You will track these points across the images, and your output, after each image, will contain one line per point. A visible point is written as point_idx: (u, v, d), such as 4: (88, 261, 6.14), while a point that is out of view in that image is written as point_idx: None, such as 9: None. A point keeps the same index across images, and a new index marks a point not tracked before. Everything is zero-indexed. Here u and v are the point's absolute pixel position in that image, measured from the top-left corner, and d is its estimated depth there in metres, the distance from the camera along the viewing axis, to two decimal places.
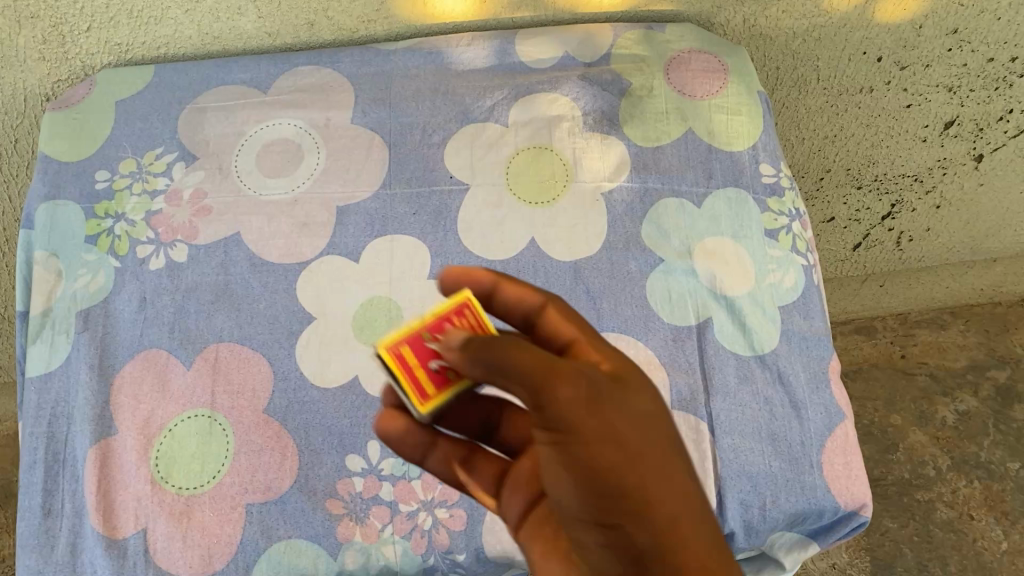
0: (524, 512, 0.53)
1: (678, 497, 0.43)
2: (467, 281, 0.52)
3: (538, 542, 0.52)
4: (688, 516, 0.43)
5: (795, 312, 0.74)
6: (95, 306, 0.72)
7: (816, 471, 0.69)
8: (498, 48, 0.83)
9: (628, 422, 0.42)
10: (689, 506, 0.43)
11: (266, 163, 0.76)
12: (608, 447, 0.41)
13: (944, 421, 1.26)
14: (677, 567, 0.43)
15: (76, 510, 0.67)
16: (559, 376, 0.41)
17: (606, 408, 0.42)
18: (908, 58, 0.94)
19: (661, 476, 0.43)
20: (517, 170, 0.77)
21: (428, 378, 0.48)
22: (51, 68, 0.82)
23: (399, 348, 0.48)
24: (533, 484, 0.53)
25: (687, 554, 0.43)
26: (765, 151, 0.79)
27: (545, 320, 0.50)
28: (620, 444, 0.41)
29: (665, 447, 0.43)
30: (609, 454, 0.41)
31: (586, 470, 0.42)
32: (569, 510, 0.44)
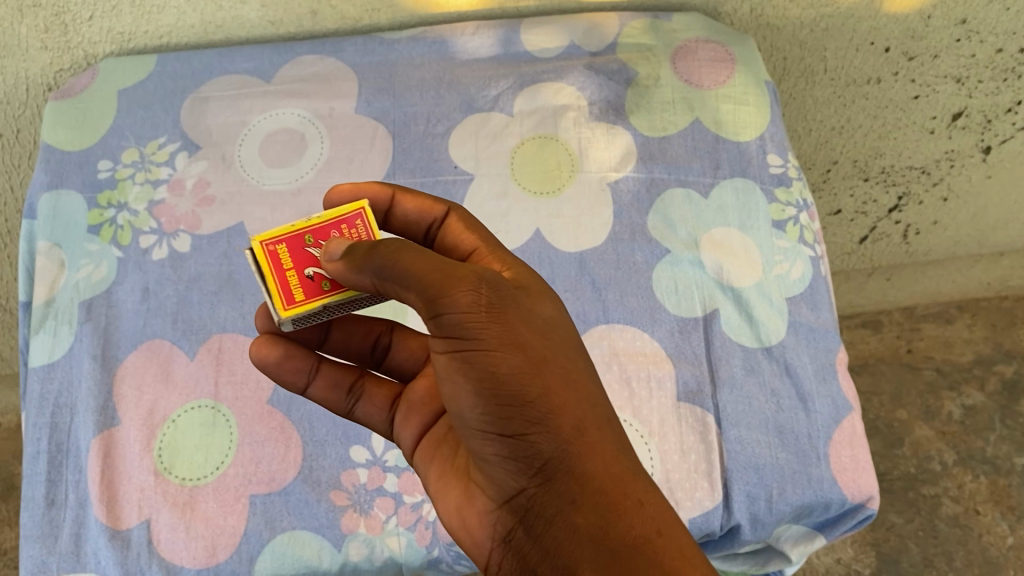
0: (419, 435, 0.58)
1: (581, 399, 0.49)
2: (358, 194, 0.58)
3: (435, 465, 0.56)
4: (591, 419, 0.49)
5: (802, 304, 0.73)
6: (98, 297, 0.71)
7: (823, 463, 0.68)
8: (503, 37, 0.82)
9: (527, 327, 0.49)
10: (592, 410, 0.49)
11: (270, 154, 0.76)
12: (508, 349, 0.47)
13: (950, 416, 1.25)
14: (580, 470, 0.48)
15: (79, 501, 0.66)
16: (454, 284, 0.46)
17: (508, 313, 0.48)
18: (917, 49, 0.93)
19: (563, 381, 0.49)
20: (521, 160, 0.76)
21: (289, 276, 0.52)
22: (53, 58, 0.81)
23: (276, 246, 0.52)
24: (429, 406, 0.58)
25: (592, 452, 0.48)
26: (772, 141, 0.79)
27: (449, 228, 0.58)
28: (515, 346, 0.47)
29: (564, 352, 0.50)
30: (507, 355, 0.47)
31: (489, 374, 0.47)
32: (469, 418, 0.48)
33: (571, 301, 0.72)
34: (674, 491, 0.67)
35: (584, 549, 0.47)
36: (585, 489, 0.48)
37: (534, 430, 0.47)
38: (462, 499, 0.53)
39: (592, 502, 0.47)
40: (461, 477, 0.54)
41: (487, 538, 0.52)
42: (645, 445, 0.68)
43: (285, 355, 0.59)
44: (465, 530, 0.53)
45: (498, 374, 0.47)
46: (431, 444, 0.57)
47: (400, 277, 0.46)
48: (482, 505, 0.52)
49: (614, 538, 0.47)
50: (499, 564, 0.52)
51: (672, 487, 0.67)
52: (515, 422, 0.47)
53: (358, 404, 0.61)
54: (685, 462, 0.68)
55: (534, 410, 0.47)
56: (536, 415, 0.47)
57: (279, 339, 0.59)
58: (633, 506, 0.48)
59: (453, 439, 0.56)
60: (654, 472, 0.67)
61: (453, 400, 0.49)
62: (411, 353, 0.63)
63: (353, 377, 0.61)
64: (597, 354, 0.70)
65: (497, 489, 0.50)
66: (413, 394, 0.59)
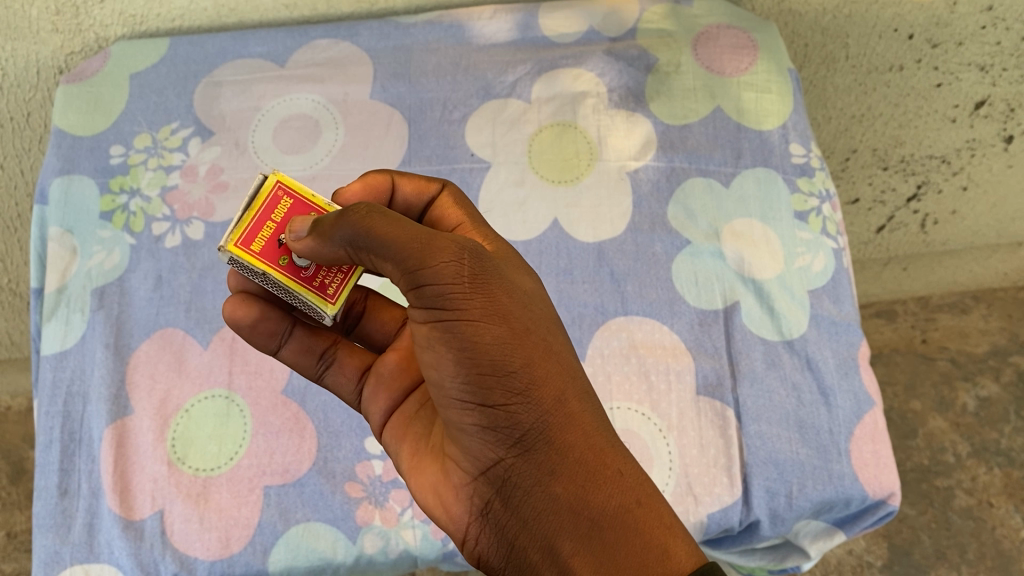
0: (389, 411, 0.57)
1: (562, 370, 0.49)
2: (369, 193, 0.57)
3: (408, 443, 0.55)
4: (572, 391, 0.49)
5: (825, 296, 0.72)
6: (110, 284, 0.70)
7: (844, 459, 0.67)
8: (521, 21, 0.80)
9: (509, 297, 0.47)
10: (573, 382, 0.49)
11: (284, 139, 0.75)
12: (490, 319, 0.46)
13: (964, 407, 1.24)
14: (562, 441, 0.48)
15: (92, 490, 0.65)
16: (436, 253, 0.45)
17: (490, 282, 0.47)
18: (941, 36, 0.91)
19: (546, 352, 0.48)
20: (540, 148, 0.75)
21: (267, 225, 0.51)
22: (64, 40, 0.80)
23: (284, 195, 0.52)
24: (399, 382, 0.57)
25: (574, 423, 0.48)
26: (795, 130, 0.77)
27: (439, 204, 0.57)
28: (497, 315, 0.46)
29: (545, 325, 0.49)
30: (490, 325, 0.46)
31: (471, 343, 0.46)
32: (449, 389, 0.47)
33: (589, 292, 0.71)
34: (693, 486, 0.66)
35: (564, 519, 0.47)
36: (566, 460, 0.48)
37: (515, 401, 0.46)
38: (437, 474, 0.52)
39: (574, 472, 0.48)
40: (435, 453, 0.53)
41: (464, 513, 0.50)
42: (664, 440, 0.67)
43: (259, 316, 0.57)
44: (440, 507, 0.51)
45: (481, 345, 0.46)
46: (402, 421, 0.56)
47: (377, 246, 0.45)
48: (457, 479, 0.50)
49: (594, 508, 0.47)
50: (476, 539, 0.50)
51: (691, 482, 0.66)
52: (496, 393, 0.46)
53: (328, 371, 0.59)
54: (704, 457, 0.67)
55: (516, 380, 0.46)
56: (519, 386, 0.46)
57: (251, 297, 0.57)
58: (613, 478, 0.48)
59: (425, 417, 0.55)
60: (673, 467, 0.66)
61: (432, 370, 0.47)
62: (385, 324, 0.61)
63: (327, 344, 0.59)
64: (616, 346, 0.69)
65: (474, 462, 0.49)
66: (383, 367, 0.58)
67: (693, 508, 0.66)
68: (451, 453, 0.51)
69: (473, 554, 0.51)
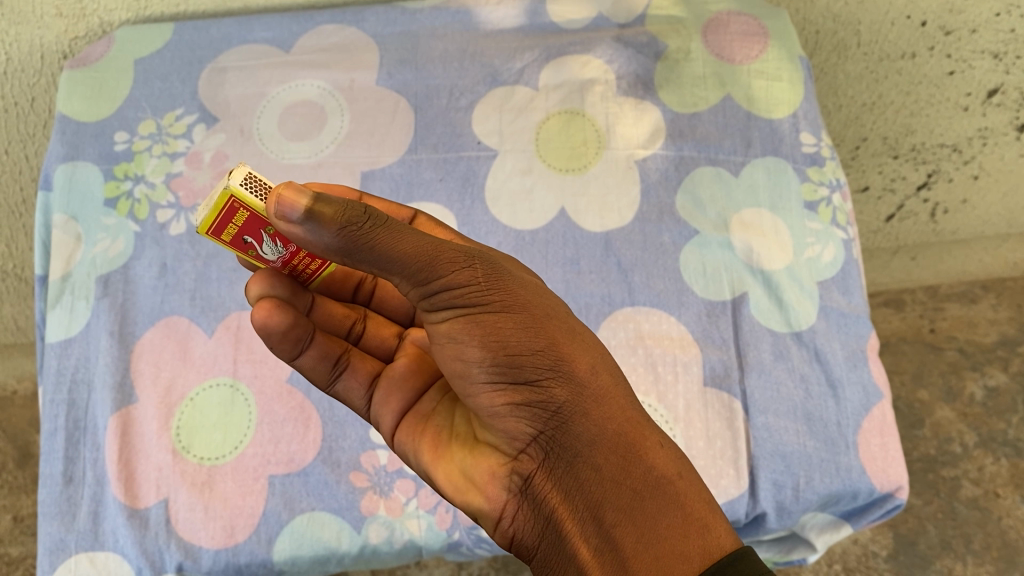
0: (400, 414, 0.56)
1: (588, 350, 0.49)
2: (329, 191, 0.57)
3: (426, 439, 0.54)
4: (603, 368, 0.49)
5: (834, 288, 0.71)
6: (115, 272, 0.70)
7: (852, 452, 0.67)
8: (529, 7, 0.79)
9: (522, 288, 0.48)
10: (603, 361, 0.50)
11: (289, 127, 0.74)
12: (511, 305, 0.47)
13: (972, 397, 1.23)
14: (598, 418, 0.47)
15: (97, 479, 0.66)
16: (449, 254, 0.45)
17: (503, 274, 0.47)
18: (954, 23, 0.91)
19: (572, 335, 0.49)
20: (547, 136, 0.74)
21: (231, 220, 0.46)
22: (68, 25, 0.80)
23: None
24: (409, 382, 0.57)
25: (608, 398, 0.48)
26: (806, 119, 0.76)
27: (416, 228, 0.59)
28: (517, 303, 0.47)
29: (564, 310, 0.50)
30: (513, 310, 0.47)
31: (497, 330, 0.46)
32: (478, 376, 0.47)
33: (595, 283, 0.71)
34: None
35: (606, 489, 0.47)
36: (604, 434, 0.47)
37: (547, 378, 0.47)
38: (468, 458, 0.52)
39: (610, 445, 0.47)
40: (463, 441, 0.53)
41: (501, 491, 0.50)
42: (670, 432, 0.66)
43: (290, 326, 0.52)
44: (472, 489, 0.51)
45: (508, 332, 0.46)
46: (418, 419, 0.55)
47: (382, 259, 0.43)
48: (492, 460, 0.51)
49: (635, 479, 0.47)
50: (514, 517, 0.50)
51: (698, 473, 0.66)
52: (527, 372, 0.47)
53: (340, 378, 0.57)
54: (710, 449, 0.66)
55: (546, 359, 0.47)
56: (547, 364, 0.47)
57: (282, 302, 0.52)
58: (650, 448, 0.48)
59: (444, 410, 0.55)
60: None
61: (455, 362, 0.48)
62: (385, 340, 0.61)
63: (341, 350, 0.57)
64: (622, 337, 0.69)
65: (509, 442, 0.49)
66: (396, 369, 0.57)
67: None
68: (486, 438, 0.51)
69: (508, 536, 0.51)
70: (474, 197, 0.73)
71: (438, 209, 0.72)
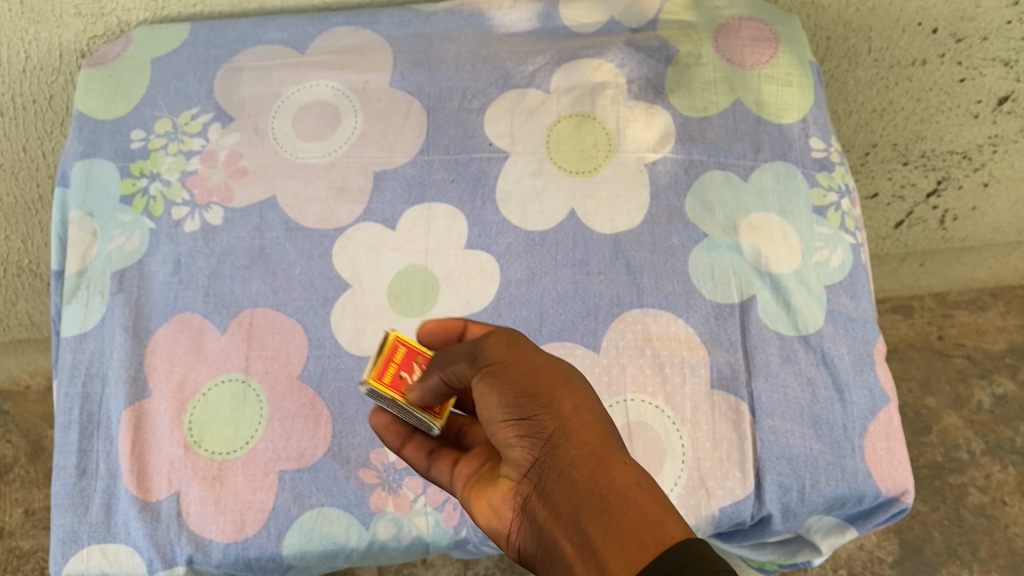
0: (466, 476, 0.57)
1: (585, 397, 0.49)
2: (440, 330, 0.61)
3: (471, 485, 0.56)
4: (595, 409, 0.48)
5: (842, 292, 0.72)
6: (129, 268, 0.71)
7: (858, 455, 0.68)
8: (542, 11, 0.80)
9: (538, 352, 0.51)
10: (596, 405, 0.49)
11: (304, 126, 0.75)
12: (518, 359, 0.50)
13: (980, 405, 1.23)
14: (580, 441, 0.46)
15: (110, 472, 0.66)
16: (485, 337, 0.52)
17: (522, 345, 0.51)
18: (965, 30, 0.91)
19: (571, 383, 0.49)
20: (559, 138, 0.75)
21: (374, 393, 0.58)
22: (87, 24, 0.82)
23: (400, 343, 0.58)
24: (480, 453, 0.57)
25: (591, 428, 0.47)
26: (816, 124, 0.77)
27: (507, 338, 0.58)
28: (529, 361, 0.50)
29: (578, 373, 0.51)
30: (522, 365, 0.49)
31: (505, 379, 0.49)
32: (493, 417, 0.49)
33: (604, 284, 0.71)
34: (705, 480, 0.66)
35: (581, 500, 0.44)
36: (582, 453, 0.45)
37: (541, 412, 0.48)
38: (493, 491, 0.53)
39: (581, 460, 0.45)
40: (493, 480, 0.54)
41: (510, 514, 0.51)
42: (677, 433, 0.67)
43: (389, 421, 0.61)
44: (496, 516, 0.52)
45: (513, 379, 0.49)
46: (471, 477, 0.56)
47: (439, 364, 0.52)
48: (507, 492, 0.51)
49: (606, 489, 0.43)
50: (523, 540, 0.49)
51: (704, 475, 0.66)
52: (527, 410, 0.48)
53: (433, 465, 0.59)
54: (716, 450, 0.67)
55: (541, 398, 0.48)
56: (543, 402, 0.48)
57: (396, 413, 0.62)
58: (613, 464, 0.45)
59: (489, 464, 0.56)
60: (686, 461, 0.67)
61: (480, 413, 0.51)
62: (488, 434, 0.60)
63: (439, 442, 0.60)
64: (631, 338, 0.69)
65: (517, 472, 0.50)
66: (475, 449, 0.58)
67: (704, 501, 0.66)
68: (505, 475, 0.52)
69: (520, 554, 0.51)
70: (485, 198, 0.73)
71: (449, 210, 0.73)
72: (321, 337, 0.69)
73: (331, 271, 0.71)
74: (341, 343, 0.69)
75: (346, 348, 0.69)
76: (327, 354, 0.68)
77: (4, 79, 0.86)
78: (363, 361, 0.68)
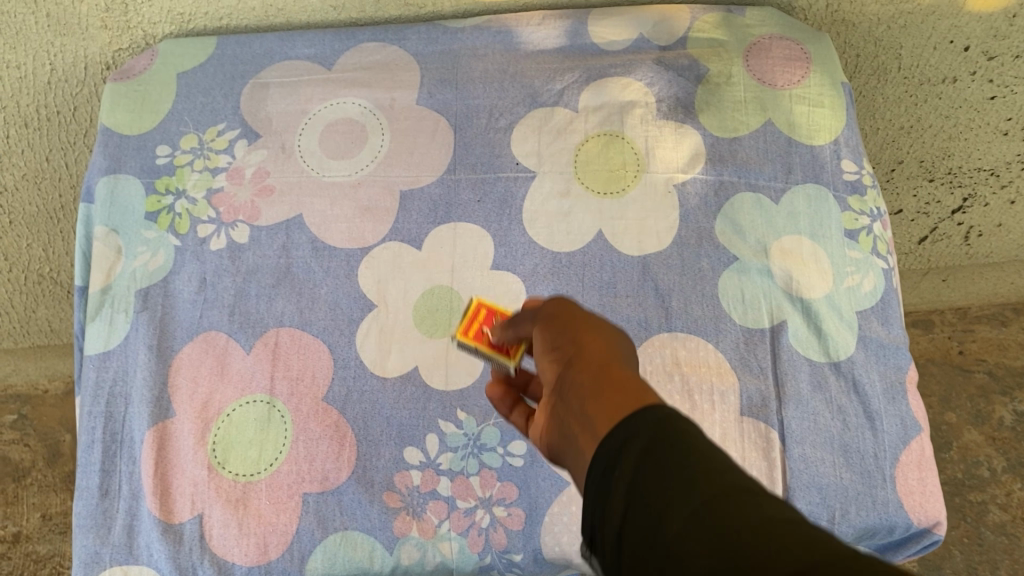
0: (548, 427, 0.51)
1: (615, 331, 0.48)
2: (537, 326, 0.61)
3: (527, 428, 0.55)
4: (619, 337, 0.47)
5: (873, 318, 0.71)
6: (154, 286, 0.71)
7: (889, 485, 0.67)
8: (570, 28, 0.80)
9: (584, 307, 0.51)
10: (622, 336, 0.48)
11: (330, 144, 0.74)
12: (558, 309, 0.50)
13: (1001, 421, 1.21)
14: (589, 354, 0.45)
15: (133, 492, 0.66)
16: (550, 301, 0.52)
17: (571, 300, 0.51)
18: (998, 48, 0.89)
19: (602, 319, 0.48)
20: (587, 157, 0.73)
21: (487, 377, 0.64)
22: (112, 37, 0.81)
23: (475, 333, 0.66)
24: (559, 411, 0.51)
25: (601, 344, 0.46)
26: (848, 146, 0.75)
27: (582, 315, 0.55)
28: (567, 309, 0.50)
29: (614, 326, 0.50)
30: (563, 309, 0.50)
31: (548, 321, 0.50)
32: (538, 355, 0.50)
33: (632, 306, 0.70)
34: None
35: (581, 395, 0.43)
36: (588, 358, 0.45)
37: (564, 339, 0.47)
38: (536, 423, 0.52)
39: (586, 355, 0.45)
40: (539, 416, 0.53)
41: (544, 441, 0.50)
42: None
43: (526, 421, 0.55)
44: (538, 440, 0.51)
45: (553, 321, 0.49)
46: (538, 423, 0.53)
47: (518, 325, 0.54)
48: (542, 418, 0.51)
49: (600, 384, 0.43)
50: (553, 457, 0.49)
51: None
52: (557, 339, 0.48)
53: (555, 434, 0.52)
54: None
55: (569, 326, 0.48)
56: (569, 331, 0.47)
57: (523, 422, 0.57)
58: (610, 367, 0.44)
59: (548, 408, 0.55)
60: None
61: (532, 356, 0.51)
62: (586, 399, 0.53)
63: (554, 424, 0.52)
64: (659, 363, 0.68)
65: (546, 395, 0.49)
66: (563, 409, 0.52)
67: None
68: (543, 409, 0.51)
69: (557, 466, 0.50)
70: (512, 218, 0.72)
71: (476, 230, 0.72)
72: (346, 358, 0.68)
73: (357, 292, 0.70)
74: (367, 365, 0.68)
75: (371, 370, 0.68)
76: (351, 375, 0.68)
77: (29, 92, 0.86)
78: (389, 382, 0.67)
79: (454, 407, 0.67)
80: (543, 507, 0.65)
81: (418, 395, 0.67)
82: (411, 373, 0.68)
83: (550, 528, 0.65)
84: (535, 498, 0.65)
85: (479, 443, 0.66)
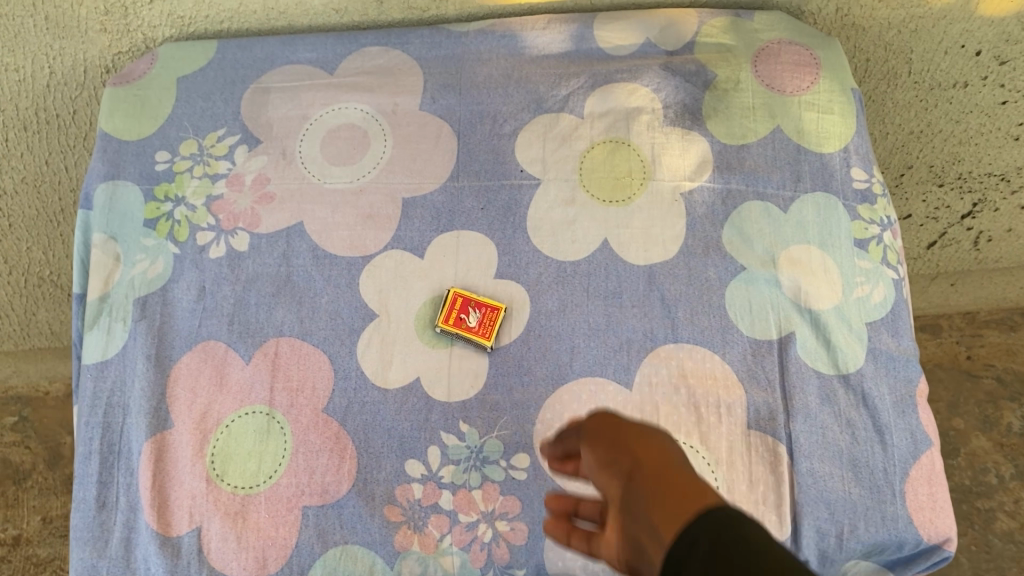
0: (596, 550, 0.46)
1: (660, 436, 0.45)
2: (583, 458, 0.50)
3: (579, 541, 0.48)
4: (667, 440, 0.45)
5: (883, 329, 0.70)
6: (153, 294, 0.70)
7: (899, 500, 0.65)
8: (576, 32, 0.79)
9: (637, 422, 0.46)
10: (668, 442, 0.45)
11: (332, 150, 0.73)
12: (605, 421, 0.47)
13: (1010, 428, 1.20)
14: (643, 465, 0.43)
15: (131, 505, 0.65)
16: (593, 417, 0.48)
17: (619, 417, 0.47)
18: (1010, 53, 0.88)
19: (644, 429, 0.46)
20: (592, 165, 0.72)
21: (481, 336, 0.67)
22: (112, 40, 0.80)
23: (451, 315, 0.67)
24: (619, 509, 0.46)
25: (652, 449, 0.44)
26: (857, 154, 0.74)
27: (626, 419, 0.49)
28: (618, 430, 0.46)
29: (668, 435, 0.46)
30: (608, 425, 0.47)
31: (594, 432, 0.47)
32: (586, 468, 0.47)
33: (638, 317, 0.68)
34: None
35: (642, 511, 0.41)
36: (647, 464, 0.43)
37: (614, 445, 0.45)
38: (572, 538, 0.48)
39: (642, 463, 0.43)
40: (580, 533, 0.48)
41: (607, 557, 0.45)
42: (711, 474, 0.65)
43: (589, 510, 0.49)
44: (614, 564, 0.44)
45: (605, 427, 0.47)
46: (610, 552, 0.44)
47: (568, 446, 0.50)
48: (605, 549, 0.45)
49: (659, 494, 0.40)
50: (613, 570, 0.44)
51: None
52: (609, 450, 0.45)
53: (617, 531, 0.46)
54: (753, 493, 0.65)
55: (618, 436, 0.45)
56: (615, 437, 0.45)
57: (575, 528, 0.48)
58: (670, 474, 0.42)
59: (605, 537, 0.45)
60: None
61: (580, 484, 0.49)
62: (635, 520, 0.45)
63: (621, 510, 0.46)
64: (665, 375, 0.67)
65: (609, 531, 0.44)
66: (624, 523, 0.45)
67: None
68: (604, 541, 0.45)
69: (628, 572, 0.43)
70: (516, 227, 0.71)
71: (479, 238, 0.71)
72: (347, 368, 0.67)
73: (358, 301, 0.69)
74: (368, 376, 0.67)
75: (372, 381, 0.67)
76: (352, 386, 0.66)
77: (28, 95, 0.85)
78: (390, 394, 0.66)
79: (456, 419, 0.66)
80: (546, 520, 0.64)
81: (420, 407, 0.66)
82: (413, 385, 0.67)
83: (553, 543, 0.64)
84: (537, 512, 0.64)
85: (481, 455, 0.65)
